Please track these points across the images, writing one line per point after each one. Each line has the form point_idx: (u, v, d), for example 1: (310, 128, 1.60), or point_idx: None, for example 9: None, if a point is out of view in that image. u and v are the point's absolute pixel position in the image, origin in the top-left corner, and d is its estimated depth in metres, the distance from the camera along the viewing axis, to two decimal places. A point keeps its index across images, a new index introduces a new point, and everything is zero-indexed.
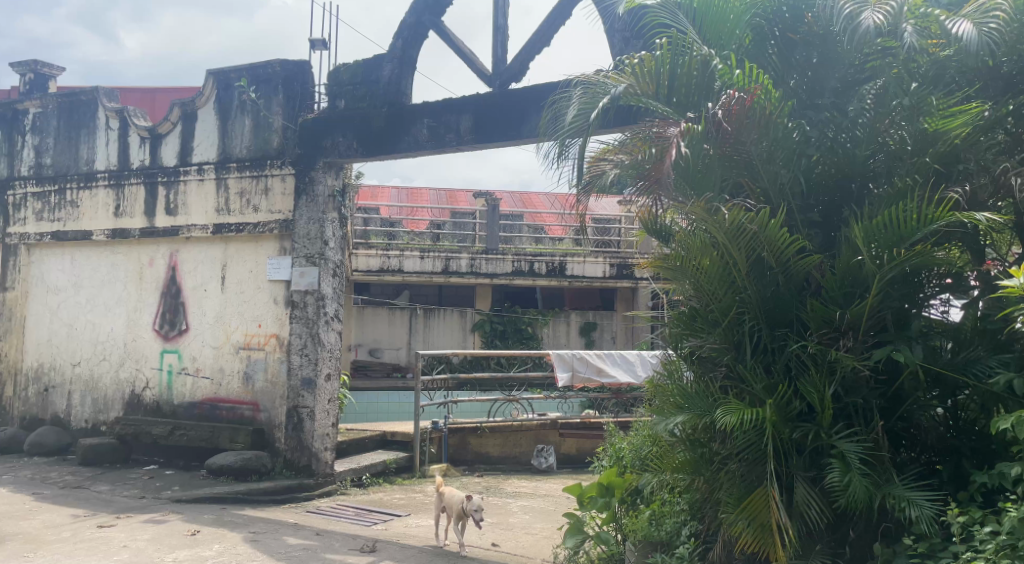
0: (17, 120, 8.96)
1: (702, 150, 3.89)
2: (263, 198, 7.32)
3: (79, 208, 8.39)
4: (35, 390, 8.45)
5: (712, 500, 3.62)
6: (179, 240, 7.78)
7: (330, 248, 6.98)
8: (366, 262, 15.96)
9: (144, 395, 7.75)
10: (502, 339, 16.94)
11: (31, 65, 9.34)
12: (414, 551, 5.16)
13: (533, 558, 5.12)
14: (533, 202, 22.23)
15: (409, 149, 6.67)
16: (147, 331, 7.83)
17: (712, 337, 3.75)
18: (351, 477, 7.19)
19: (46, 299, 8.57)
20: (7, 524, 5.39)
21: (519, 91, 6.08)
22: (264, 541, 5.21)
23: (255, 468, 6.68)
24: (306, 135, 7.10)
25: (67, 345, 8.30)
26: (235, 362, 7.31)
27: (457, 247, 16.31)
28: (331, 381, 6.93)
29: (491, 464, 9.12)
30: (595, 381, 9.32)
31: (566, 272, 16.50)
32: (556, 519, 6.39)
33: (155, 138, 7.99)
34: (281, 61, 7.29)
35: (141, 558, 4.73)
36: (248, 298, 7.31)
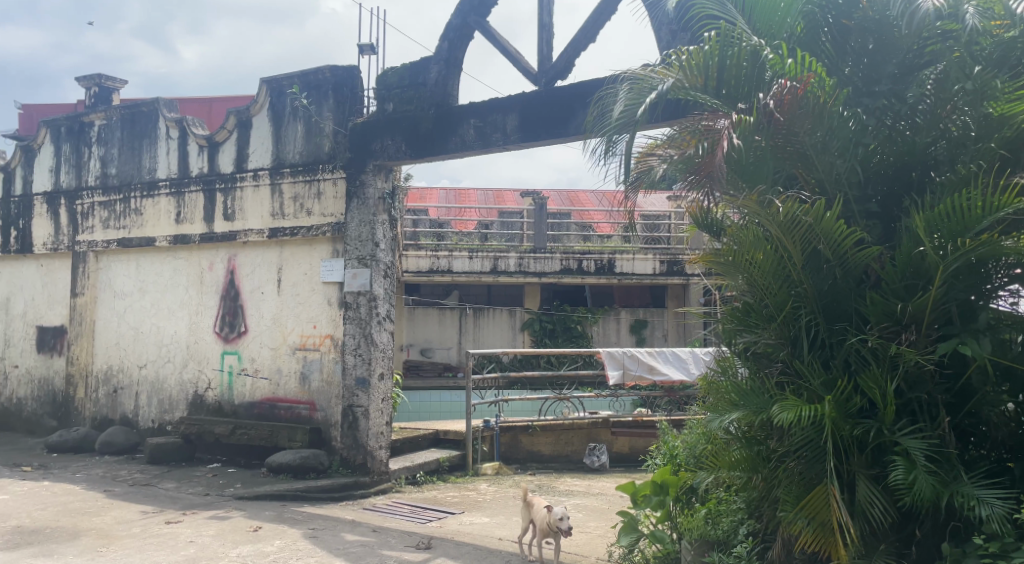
0: (83, 132, 9.32)
1: (752, 142, 3.83)
2: (316, 202, 7.47)
3: (143, 216, 8.71)
4: (104, 392, 8.80)
5: (770, 499, 3.56)
6: (237, 244, 8.01)
7: (381, 250, 7.09)
8: (416, 263, 16.16)
9: (206, 396, 8.01)
10: (551, 337, 16.96)
11: (96, 79, 9.73)
12: (468, 548, 5.21)
13: (587, 556, 5.13)
14: (580, 199, 22.19)
15: (456, 149, 6.73)
16: (208, 333, 8.08)
17: (768, 333, 3.69)
18: (405, 475, 7.30)
19: (113, 304, 8.91)
20: (82, 520, 5.63)
21: (566, 89, 6.07)
22: (322, 537, 5.33)
23: (312, 466, 6.83)
24: (355, 138, 7.22)
25: (134, 347, 8.62)
26: (292, 362, 7.50)
27: (505, 246, 16.37)
28: (386, 380, 7.04)
29: (542, 463, 9.14)
30: (647, 379, 9.23)
31: (616, 269, 16.42)
32: (610, 518, 6.36)
33: (213, 146, 8.25)
34: (331, 67, 7.43)
35: (207, 553, 4.89)
36: (303, 299, 7.48)
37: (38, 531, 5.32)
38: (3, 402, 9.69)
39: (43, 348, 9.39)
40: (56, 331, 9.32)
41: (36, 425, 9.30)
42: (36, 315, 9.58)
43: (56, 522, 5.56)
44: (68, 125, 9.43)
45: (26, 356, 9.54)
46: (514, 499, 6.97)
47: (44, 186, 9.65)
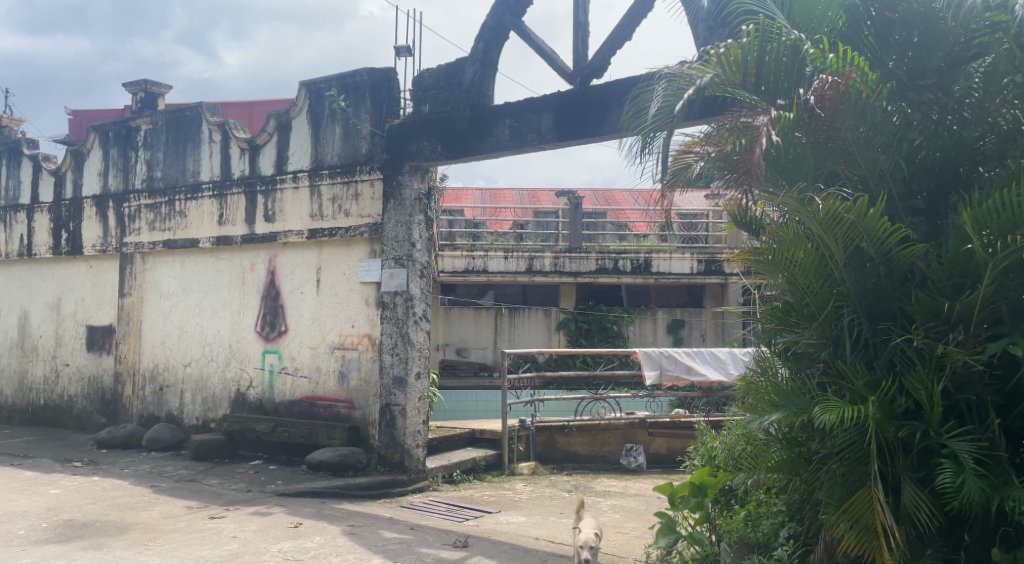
0: (130, 136, 9.58)
1: (793, 139, 3.75)
2: (354, 203, 7.56)
3: (187, 218, 8.91)
4: (151, 390, 9.02)
5: (812, 502, 3.50)
6: (277, 245, 8.15)
7: (418, 250, 7.15)
8: (452, 263, 16.24)
9: (248, 394, 8.17)
10: (587, 337, 16.91)
11: (142, 84, 9.98)
12: (506, 547, 5.22)
13: (625, 557, 5.11)
14: (615, 198, 22.08)
15: (492, 150, 6.75)
16: (249, 332, 8.24)
17: (809, 332, 3.63)
18: (442, 473, 7.35)
19: (159, 304, 9.13)
20: (130, 514, 5.79)
21: (601, 87, 6.04)
22: (362, 534, 5.40)
23: (351, 464, 6.91)
24: (392, 140, 7.28)
25: (179, 346, 8.83)
26: (331, 361, 7.60)
27: (541, 246, 16.36)
28: (422, 379, 7.09)
29: (579, 463, 9.12)
30: (684, 379, 9.14)
31: (652, 269, 16.28)
32: (648, 519, 6.32)
33: (254, 149, 8.41)
34: (368, 70, 7.51)
35: (249, 548, 4.98)
36: (342, 299, 7.57)
37: (89, 524, 5.48)
38: (55, 400, 10.01)
39: (93, 347, 9.67)
40: (105, 331, 9.58)
41: (86, 422, 9.58)
42: (85, 315, 9.86)
43: (106, 516, 5.73)
44: (115, 130, 9.70)
45: (76, 355, 9.84)
46: (551, 499, 6.97)
47: (93, 189, 9.94)
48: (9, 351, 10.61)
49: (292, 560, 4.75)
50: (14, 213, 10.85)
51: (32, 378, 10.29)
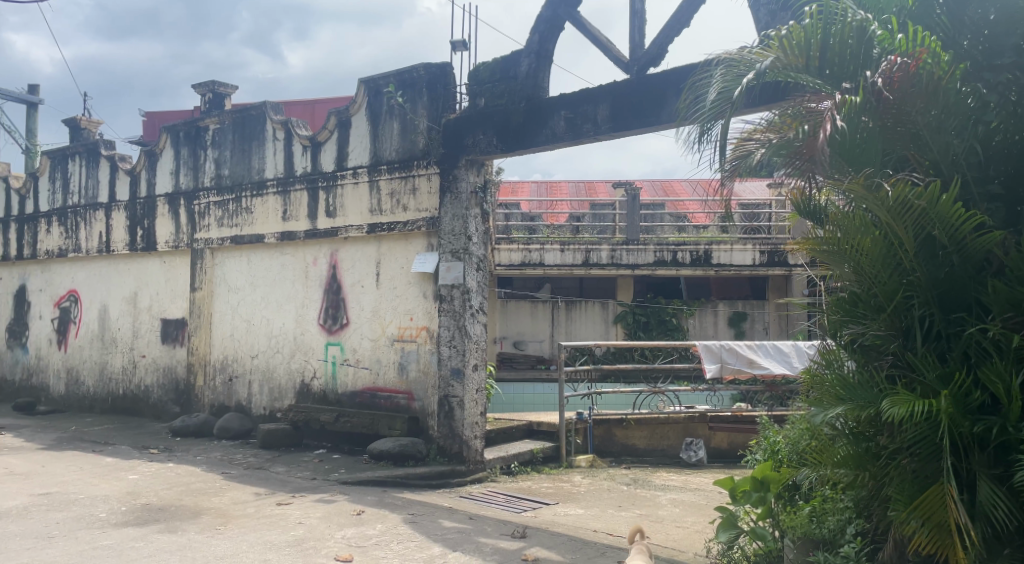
0: (199, 136, 9.92)
1: (859, 123, 3.65)
2: (411, 197, 7.67)
3: (253, 214, 9.19)
4: (221, 380, 9.36)
5: (881, 499, 3.40)
6: (338, 240, 8.33)
7: (474, 243, 7.20)
8: (508, 257, 16.22)
9: (312, 385, 8.38)
10: (645, 330, 16.80)
11: (210, 85, 10.31)
12: (563, 539, 5.23)
13: (685, 552, 5.07)
14: (674, 189, 21.77)
15: (547, 142, 6.73)
16: (313, 325, 8.45)
17: (876, 324, 3.52)
18: (500, 464, 7.40)
19: (227, 297, 9.46)
20: (202, 500, 6.03)
21: (658, 76, 5.96)
22: (422, 523, 5.49)
23: (411, 454, 7.03)
24: (449, 134, 7.36)
25: (247, 338, 9.12)
26: (391, 353, 7.75)
27: (598, 239, 16.26)
28: (479, 371, 7.15)
29: (638, 457, 9.06)
30: (746, 372, 8.96)
31: (712, 261, 16.00)
32: (708, 514, 6.24)
33: (316, 146, 8.61)
34: (425, 65, 7.58)
35: (314, 534, 5.13)
36: (401, 293, 7.70)
37: (164, 509, 5.73)
38: (132, 389, 10.47)
39: (167, 339, 10.07)
40: (178, 324, 9.97)
41: (162, 411, 10.01)
42: (160, 309, 10.28)
43: (181, 501, 5.98)
44: (186, 130, 10.06)
45: (152, 347, 10.27)
46: (609, 492, 6.94)
47: (165, 187, 10.34)
48: (90, 342, 11.15)
49: (355, 547, 4.87)
50: (93, 212, 11.38)
51: (112, 369, 10.79)
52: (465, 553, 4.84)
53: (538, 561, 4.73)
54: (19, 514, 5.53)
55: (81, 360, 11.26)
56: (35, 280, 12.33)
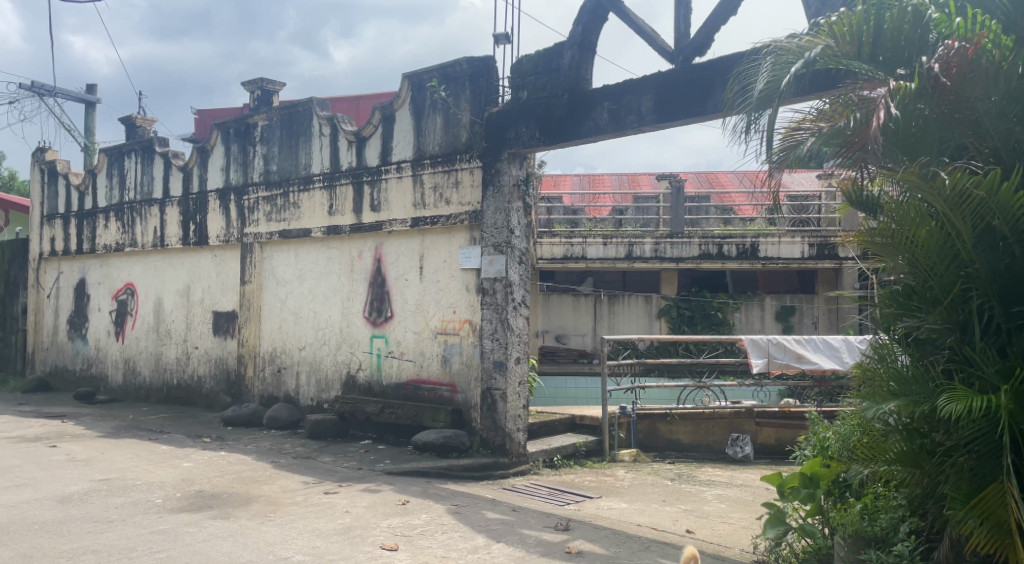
0: (249, 132, 10.12)
1: (916, 111, 3.55)
2: (454, 190, 7.71)
3: (300, 209, 9.35)
4: (270, 370, 9.56)
5: (937, 497, 3.32)
6: (383, 234, 8.43)
7: (516, 236, 7.21)
8: (550, 250, 16.18)
9: (358, 376, 8.51)
10: (690, 325, 16.64)
11: (259, 83, 10.51)
12: (607, 532, 5.22)
13: (731, 548, 5.02)
14: (720, 181, 21.45)
15: (590, 134, 6.69)
16: (358, 318, 8.58)
17: (931, 318, 3.44)
18: (543, 457, 7.40)
19: (276, 290, 9.65)
20: (253, 487, 6.18)
21: (703, 66, 5.88)
22: (465, 514, 5.54)
23: (455, 446, 7.08)
24: (491, 128, 7.35)
25: (295, 330, 9.30)
26: (434, 346, 7.82)
27: (641, 232, 16.11)
28: (522, 364, 7.17)
29: (682, 452, 8.98)
30: (794, 367, 8.82)
31: (759, 254, 15.71)
32: (754, 510, 6.15)
33: (361, 141, 8.71)
34: (468, 58, 7.60)
35: (360, 522, 5.22)
36: (444, 286, 7.76)
37: (217, 495, 5.89)
38: (186, 379, 10.77)
39: (218, 331, 10.34)
40: (229, 316, 10.22)
41: (214, 401, 10.28)
42: (211, 301, 10.55)
43: (232, 488, 6.15)
44: (236, 127, 10.28)
45: (204, 338, 10.55)
46: (653, 486, 6.91)
47: (216, 183, 10.60)
48: (146, 334, 11.51)
49: (400, 536, 4.94)
50: (148, 207, 11.72)
51: (167, 359, 11.12)
52: (509, 544, 4.86)
53: (581, 553, 4.73)
54: (81, 498, 5.75)
55: (138, 351, 11.63)
56: (94, 274, 12.77)
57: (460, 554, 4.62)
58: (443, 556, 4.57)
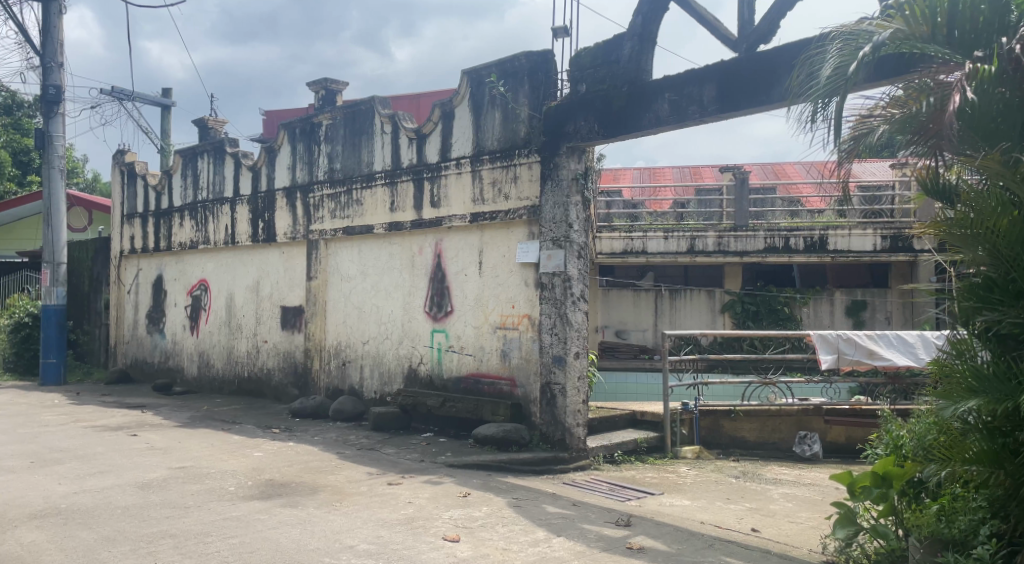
0: (313, 131, 10.36)
1: (995, 95, 3.46)
2: (513, 186, 7.73)
3: (363, 206, 9.54)
4: (335, 364, 9.80)
5: (1021, 499, 3.18)
6: (443, 230, 8.53)
7: (575, 231, 7.17)
8: (610, 245, 16.07)
9: (419, 370, 8.65)
10: (755, 320, 16.31)
11: (324, 83, 10.74)
12: (669, 529, 5.17)
13: (799, 547, 4.90)
14: (786, 172, 20.89)
15: (650, 126, 6.60)
16: (419, 313, 8.71)
17: (1013, 312, 3.33)
18: (603, 453, 7.37)
19: (340, 286, 9.88)
20: (320, 477, 6.35)
21: (768, 53, 5.73)
22: (526, 507, 5.56)
23: (515, 439, 7.12)
24: (549, 123, 7.35)
25: (358, 325, 9.50)
26: (493, 340, 7.88)
27: (703, 225, 15.82)
28: (581, 358, 7.15)
29: (747, 450, 8.80)
30: (866, 364, 8.52)
31: (828, 247, 15.23)
32: (823, 509, 5.99)
33: (421, 138, 8.83)
34: (527, 53, 7.60)
35: (423, 514, 5.31)
36: (503, 281, 7.81)
37: (286, 485, 6.08)
38: (256, 372, 11.13)
39: (286, 325, 10.64)
40: (296, 311, 10.51)
41: (282, 393, 10.59)
42: (280, 297, 10.86)
43: (300, 477, 6.33)
44: (302, 127, 10.54)
45: (272, 333, 10.88)
46: (717, 484, 6.80)
47: (283, 182, 10.89)
48: (219, 328, 11.93)
49: (462, 527, 5.01)
50: (219, 206, 12.14)
51: (238, 353, 11.51)
52: (570, 538, 4.86)
53: (643, 549, 4.69)
54: (159, 485, 6.01)
55: (211, 345, 12.07)
56: (170, 270, 13.30)
57: (522, 547, 4.65)
58: (504, 548, 4.61)
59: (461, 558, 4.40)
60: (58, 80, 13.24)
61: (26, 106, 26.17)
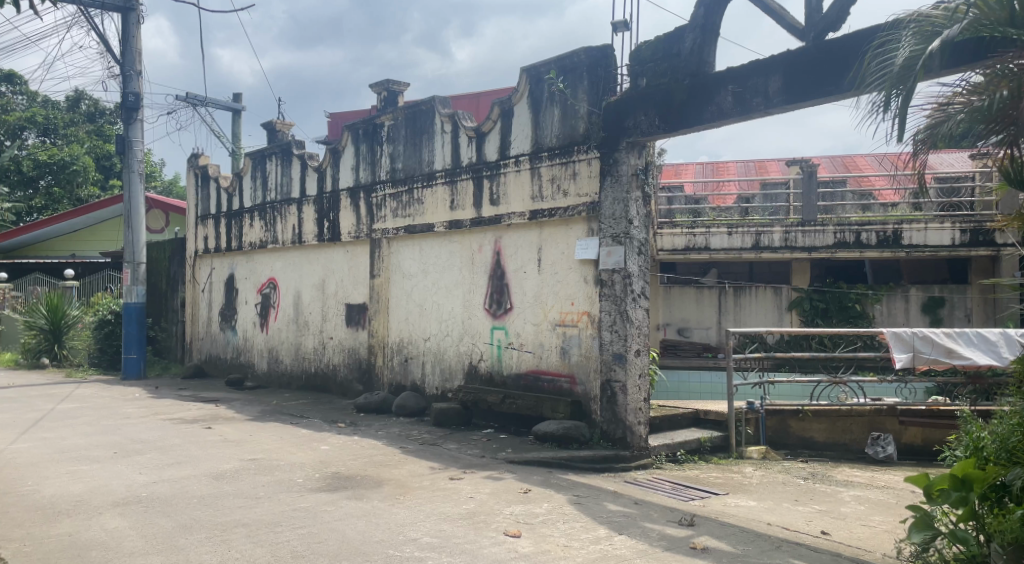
0: (376, 132, 10.56)
1: None
2: (572, 182, 7.71)
3: (424, 205, 9.67)
4: (397, 360, 9.98)
5: None
6: (502, 227, 8.58)
7: (635, 227, 7.09)
8: (672, 241, 15.80)
9: (479, 366, 8.73)
10: (824, 317, 15.78)
11: (385, 85, 10.92)
12: (734, 529, 5.08)
13: (871, 552, 4.74)
14: (857, 165, 20.19)
15: (713, 119, 6.47)
16: (479, 310, 8.79)
17: None
18: (665, 452, 7.27)
19: (402, 283, 10.04)
20: (383, 471, 6.48)
21: (838, 41, 5.55)
22: (587, 505, 5.55)
23: (575, 437, 7.10)
24: (608, 118, 7.30)
25: (420, 322, 9.65)
26: (553, 337, 7.89)
27: (769, 220, 15.43)
28: (642, 356, 7.07)
29: (816, 451, 8.56)
30: (944, 363, 8.14)
31: (902, 242, 14.64)
32: (898, 513, 5.77)
33: (480, 136, 8.90)
34: (586, 48, 7.55)
35: (484, 509, 5.35)
36: (562, 278, 7.81)
37: (352, 478, 6.22)
38: (322, 368, 11.42)
39: (351, 322, 10.89)
40: (360, 308, 10.74)
41: (347, 388, 10.84)
42: (344, 295, 11.12)
43: (365, 471, 6.47)
44: (365, 128, 10.74)
45: (338, 329, 11.14)
46: (784, 485, 6.63)
47: (348, 182, 11.13)
48: (287, 325, 12.29)
49: (523, 523, 5.03)
50: (287, 206, 12.50)
51: (305, 349, 11.83)
52: (632, 537, 4.83)
53: (707, 549, 4.62)
54: (232, 476, 6.25)
55: (280, 341, 12.44)
56: (241, 269, 13.78)
57: (583, 544, 4.64)
58: (565, 545, 4.61)
59: (522, 553, 4.43)
60: (137, 87, 13.88)
61: (107, 113, 27.56)
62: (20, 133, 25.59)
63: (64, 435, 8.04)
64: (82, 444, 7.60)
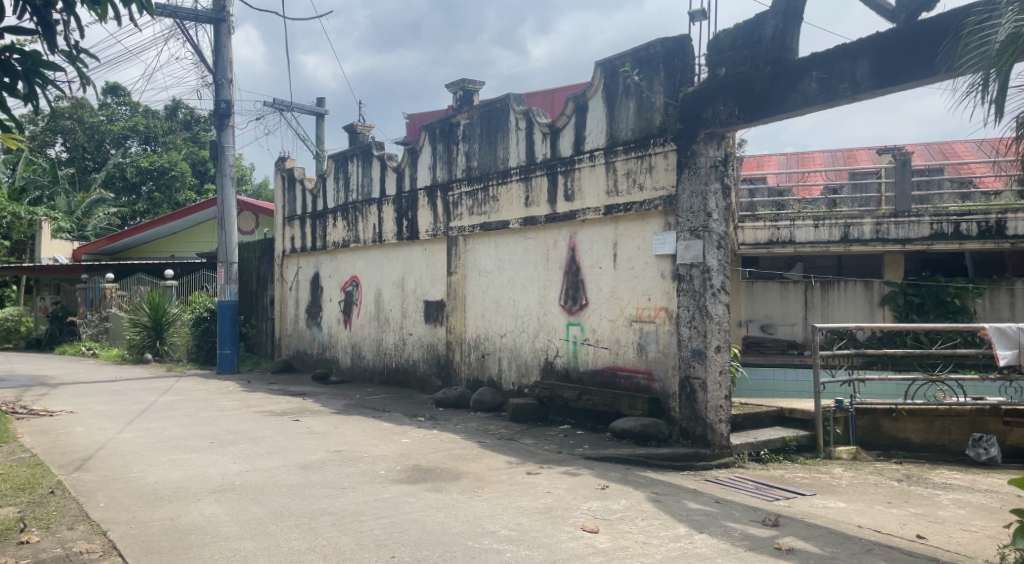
0: (452, 131, 10.70)
1: None
2: (648, 175, 7.62)
3: (498, 202, 9.76)
4: (475, 355, 10.11)
5: None
6: (576, 223, 8.57)
7: (714, 220, 6.91)
8: (754, 235, 15.35)
9: (555, 362, 8.76)
10: (919, 312, 15.03)
11: (461, 84, 11.07)
12: (821, 531, 4.91)
13: (972, 558, 4.49)
14: (955, 152, 19.12)
15: (797, 107, 6.24)
16: (555, 306, 8.80)
17: None
18: (749, 451, 7.09)
19: (478, 280, 10.16)
20: (461, 464, 6.59)
21: (931, 21, 5.29)
22: (666, 502, 5.48)
23: (654, 434, 7.02)
24: (685, 108, 7.15)
25: (496, 318, 9.74)
26: (630, 333, 7.82)
27: (859, 211, 14.75)
28: (723, 353, 6.87)
29: (911, 452, 8.17)
30: None
31: (1007, 232, 13.77)
32: (1003, 518, 5.43)
33: (555, 132, 8.90)
34: (662, 39, 7.43)
35: (562, 503, 5.37)
36: (638, 273, 7.73)
37: (431, 470, 6.36)
38: (403, 363, 11.69)
39: (430, 319, 11.10)
40: (438, 305, 10.94)
41: (427, 383, 11.07)
42: (423, 291, 11.35)
43: (444, 464, 6.60)
44: (441, 127, 10.92)
45: (417, 325, 11.38)
46: (876, 487, 6.36)
47: (425, 181, 11.33)
48: (369, 321, 12.64)
49: (602, 519, 5.02)
50: (368, 205, 12.83)
51: (386, 345, 12.13)
52: (713, 536, 4.74)
53: (793, 551, 4.48)
54: (319, 466, 6.49)
55: (362, 337, 12.82)
56: (326, 268, 14.24)
57: (661, 542, 4.59)
58: (644, 542, 4.57)
59: (599, 549, 4.41)
60: (228, 95, 14.56)
61: (202, 121, 29.06)
62: (124, 142, 27.56)
63: (165, 426, 8.54)
64: (181, 434, 8.06)
